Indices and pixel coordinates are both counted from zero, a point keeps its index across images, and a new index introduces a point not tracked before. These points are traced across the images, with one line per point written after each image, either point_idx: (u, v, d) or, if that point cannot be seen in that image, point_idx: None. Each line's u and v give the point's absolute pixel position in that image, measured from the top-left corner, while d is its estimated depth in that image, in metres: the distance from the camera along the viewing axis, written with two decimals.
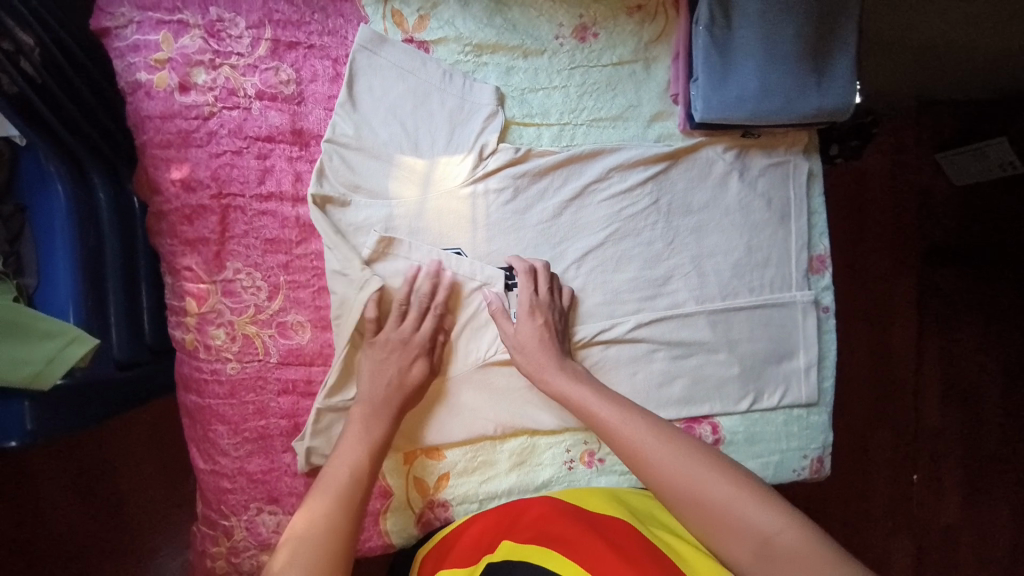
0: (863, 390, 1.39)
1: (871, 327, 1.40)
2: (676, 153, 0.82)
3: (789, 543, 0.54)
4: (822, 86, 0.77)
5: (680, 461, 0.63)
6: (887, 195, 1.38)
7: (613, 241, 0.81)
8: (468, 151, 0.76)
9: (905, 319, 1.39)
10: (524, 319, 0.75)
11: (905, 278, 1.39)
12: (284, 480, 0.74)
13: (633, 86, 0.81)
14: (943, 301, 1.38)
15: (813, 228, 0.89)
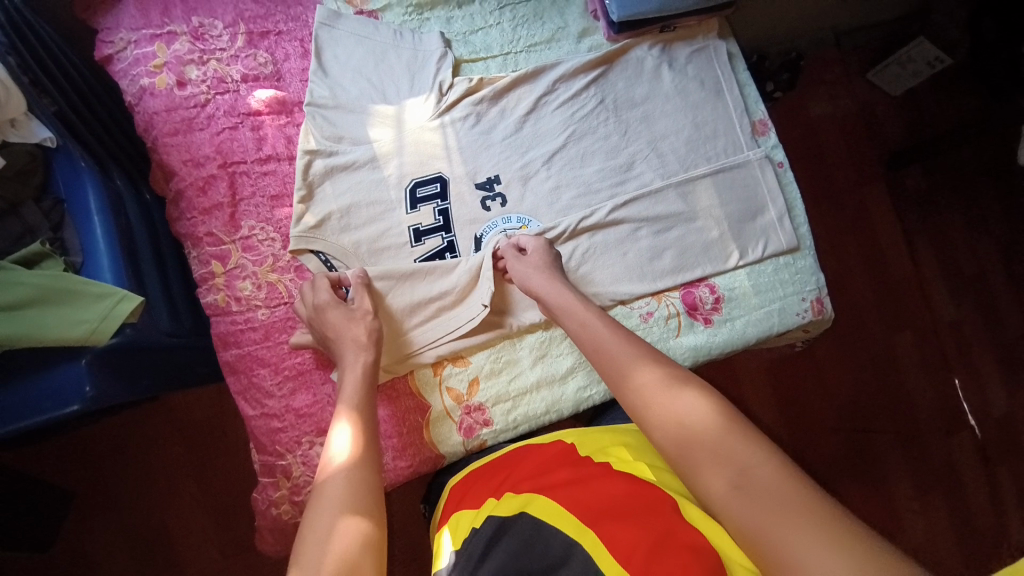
0: (859, 276, 1.52)
1: (848, 219, 1.56)
2: (607, 57, 0.93)
3: (766, 476, 0.49)
4: None
5: (671, 390, 0.59)
6: (820, 104, 1.63)
7: (574, 141, 0.91)
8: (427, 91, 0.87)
9: (872, 207, 1.57)
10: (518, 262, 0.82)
11: (877, 187, 1.58)
12: (329, 409, 0.78)
13: (557, 11, 0.94)
14: (899, 181, 1.58)
15: (747, 98, 0.99)
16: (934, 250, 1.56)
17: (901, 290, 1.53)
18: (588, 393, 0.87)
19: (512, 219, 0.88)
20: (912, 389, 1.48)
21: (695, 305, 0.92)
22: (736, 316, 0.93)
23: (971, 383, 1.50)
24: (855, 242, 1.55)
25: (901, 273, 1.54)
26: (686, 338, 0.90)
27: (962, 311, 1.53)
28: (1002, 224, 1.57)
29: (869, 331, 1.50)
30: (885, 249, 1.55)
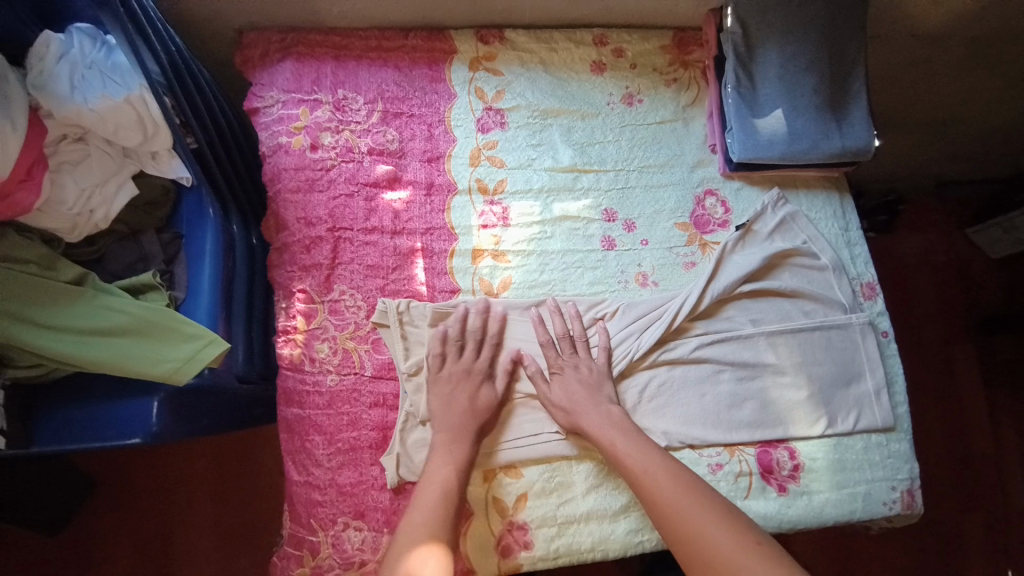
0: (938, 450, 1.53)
1: (931, 377, 1.60)
2: (712, 269, 0.89)
3: None
4: (843, 129, 0.90)
5: (713, 530, 0.65)
6: (908, 252, 1.69)
7: (668, 269, 0.90)
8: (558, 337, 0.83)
9: (957, 371, 1.60)
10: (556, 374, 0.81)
11: (966, 348, 1.62)
12: (371, 494, 0.76)
13: (676, 139, 0.95)
14: (990, 346, 1.62)
15: (855, 258, 0.95)
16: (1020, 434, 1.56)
17: (982, 468, 1.53)
18: (639, 538, 0.79)
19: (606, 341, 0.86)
20: None
21: (770, 468, 0.85)
22: (814, 489, 0.85)
23: None
24: (934, 401, 1.58)
25: (979, 450, 1.54)
26: (756, 502, 0.84)
27: None
28: None
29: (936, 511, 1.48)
30: (967, 424, 1.56)
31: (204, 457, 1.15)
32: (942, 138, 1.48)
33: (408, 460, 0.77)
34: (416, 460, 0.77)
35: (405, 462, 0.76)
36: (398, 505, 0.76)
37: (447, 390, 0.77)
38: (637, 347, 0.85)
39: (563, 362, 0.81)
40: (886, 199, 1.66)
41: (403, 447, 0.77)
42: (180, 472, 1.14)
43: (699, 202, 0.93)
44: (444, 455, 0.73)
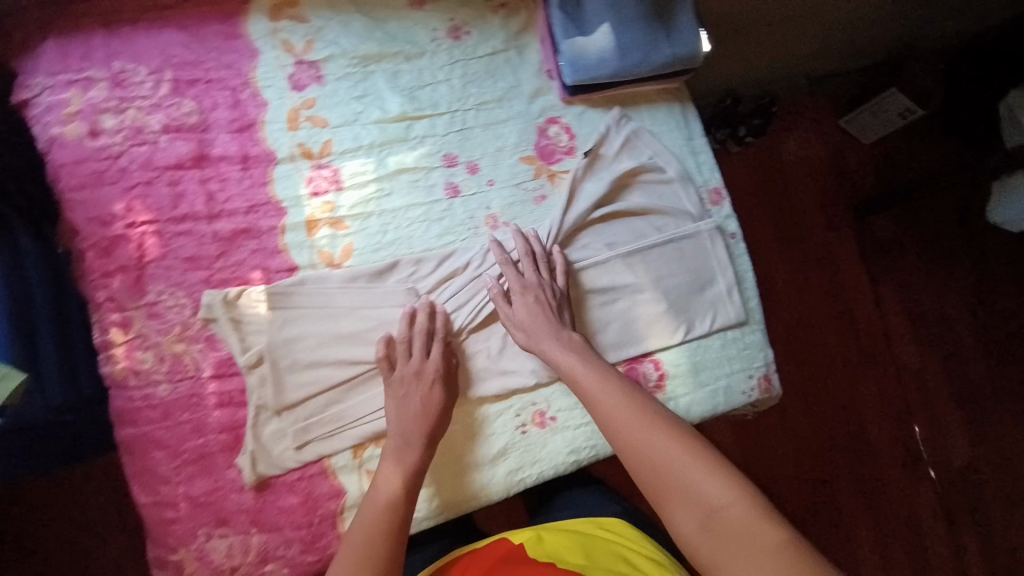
0: (830, 337, 1.76)
1: (810, 265, 1.79)
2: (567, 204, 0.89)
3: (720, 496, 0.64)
4: (672, 37, 0.87)
5: (653, 435, 0.69)
6: (792, 148, 1.85)
7: (518, 207, 0.88)
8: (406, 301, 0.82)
9: (838, 256, 1.81)
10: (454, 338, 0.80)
11: (848, 233, 1.83)
12: (230, 498, 0.76)
13: (511, 69, 0.90)
14: (869, 227, 1.83)
15: (700, 165, 0.97)
16: (899, 300, 1.80)
17: (867, 336, 1.77)
18: (523, 474, 0.85)
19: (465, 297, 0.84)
20: (874, 436, 1.71)
21: (638, 382, 0.90)
22: (680, 393, 0.91)
23: (931, 430, 1.73)
24: (820, 285, 1.78)
25: (868, 326, 1.78)
26: None
27: (921, 363, 1.77)
28: (957, 258, 1.83)
29: (837, 386, 1.73)
30: (852, 305, 1.79)
31: (103, 490, 1.12)
32: (800, 31, 1.55)
33: (265, 455, 0.77)
34: (275, 453, 0.77)
35: (262, 459, 0.77)
36: (263, 502, 0.77)
37: (399, 392, 0.77)
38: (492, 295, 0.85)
39: (455, 320, 0.80)
40: (759, 103, 1.75)
41: (259, 444, 0.77)
42: (82, 509, 1.11)
43: (542, 133, 0.90)
44: (397, 413, 0.77)
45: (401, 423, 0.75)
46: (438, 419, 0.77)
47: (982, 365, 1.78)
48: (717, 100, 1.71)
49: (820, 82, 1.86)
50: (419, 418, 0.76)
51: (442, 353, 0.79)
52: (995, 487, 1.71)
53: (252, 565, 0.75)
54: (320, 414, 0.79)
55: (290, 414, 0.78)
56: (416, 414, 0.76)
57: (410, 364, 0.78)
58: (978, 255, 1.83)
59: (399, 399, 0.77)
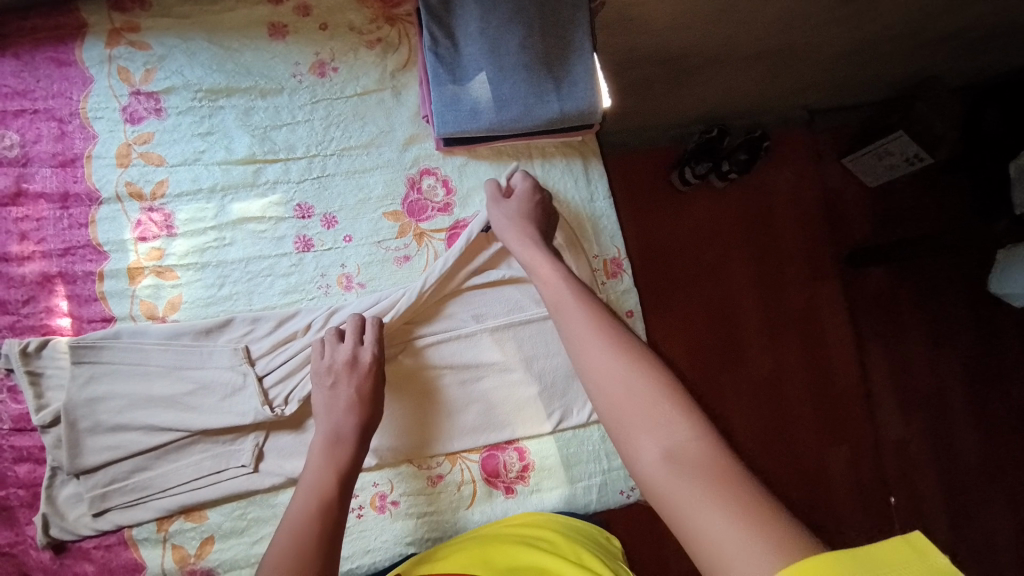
0: (802, 396, 1.61)
1: (791, 320, 1.64)
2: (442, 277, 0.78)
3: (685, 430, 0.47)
4: (562, 91, 0.77)
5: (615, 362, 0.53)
6: (784, 184, 1.70)
7: (379, 267, 0.80)
8: (231, 366, 0.73)
9: (822, 312, 1.66)
10: (347, 374, 0.70)
11: (835, 285, 1.67)
12: (32, 553, 0.70)
13: (383, 112, 0.81)
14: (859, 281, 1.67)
15: (600, 232, 0.86)
16: (886, 363, 1.65)
17: (843, 400, 1.62)
18: (351, 565, 0.76)
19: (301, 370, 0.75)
20: (840, 510, 1.55)
21: (496, 471, 0.80)
22: (545, 488, 0.81)
23: (910, 508, 1.58)
24: (799, 340, 1.64)
25: (842, 385, 1.63)
26: (480, 510, 0.79)
27: (903, 432, 1.62)
28: (959, 321, 1.65)
29: (804, 450, 1.58)
30: (830, 363, 1.64)
31: None
32: (792, 73, 1.31)
33: (59, 520, 0.71)
34: (70, 518, 0.71)
35: (56, 522, 0.70)
36: (60, 564, 0.71)
37: (329, 382, 0.70)
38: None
39: (335, 360, 0.71)
40: (749, 137, 1.51)
41: (54, 505, 0.71)
42: None
43: (413, 185, 0.81)
44: (331, 403, 0.69)
45: (335, 414, 0.68)
46: (374, 411, 0.70)
47: (977, 445, 1.61)
48: (704, 130, 1.50)
49: (820, 115, 1.66)
50: (352, 410, 0.69)
51: (376, 339, 0.73)
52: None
53: None
54: (124, 481, 0.72)
55: (90, 478, 0.71)
56: (350, 405, 0.69)
57: (343, 350, 0.72)
58: (984, 322, 1.64)
59: (326, 393, 0.70)
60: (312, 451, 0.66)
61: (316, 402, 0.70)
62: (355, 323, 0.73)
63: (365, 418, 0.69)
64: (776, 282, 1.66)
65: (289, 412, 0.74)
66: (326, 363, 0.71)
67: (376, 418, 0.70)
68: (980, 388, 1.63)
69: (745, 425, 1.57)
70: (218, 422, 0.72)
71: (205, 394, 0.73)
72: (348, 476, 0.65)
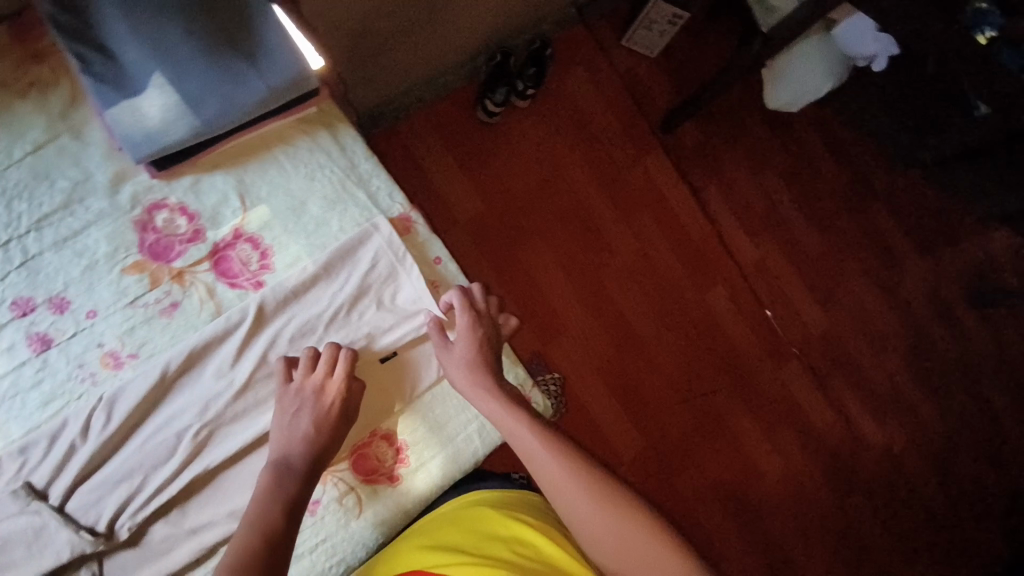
0: (668, 261, 1.67)
1: (637, 199, 1.68)
2: (219, 313, 0.72)
3: (597, 479, 0.68)
4: (260, 68, 0.70)
5: (596, 504, 0.66)
6: (582, 78, 1.68)
7: (144, 326, 0.69)
8: (21, 510, 0.62)
9: (661, 183, 1.70)
10: (313, 398, 0.68)
11: (659, 155, 1.71)
12: None
13: (69, 161, 0.69)
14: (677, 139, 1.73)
15: (376, 193, 0.81)
16: (725, 204, 1.74)
17: (704, 248, 1.70)
18: None
19: (105, 481, 0.64)
20: (736, 341, 1.68)
21: (372, 468, 0.77)
22: (429, 458, 0.79)
23: (786, 311, 1.73)
24: (649, 213, 1.68)
25: (698, 235, 1.70)
26: (372, 512, 0.76)
27: (762, 252, 1.74)
28: (770, 143, 1.79)
29: (689, 304, 1.67)
30: (679, 217, 1.70)
31: None
32: None
33: None
34: None
35: None
36: None
37: (290, 414, 0.68)
38: (206, 466, 0.67)
39: (301, 391, 0.68)
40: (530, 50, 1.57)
41: None
42: None
43: (145, 227, 0.71)
44: (286, 433, 0.68)
45: (291, 445, 0.67)
46: (332, 440, 0.68)
47: (816, 238, 1.79)
48: (488, 57, 1.54)
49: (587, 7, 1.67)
50: (307, 444, 0.67)
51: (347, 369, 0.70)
52: (852, 345, 1.76)
53: None
54: None
55: None
56: (308, 437, 0.67)
57: (311, 376, 0.69)
58: (785, 137, 1.80)
59: (289, 418, 0.68)
60: (258, 482, 0.65)
61: (274, 425, 0.68)
62: (331, 353, 0.70)
63: (319, 450, 0.68)
64: (608, 174, 1.67)
65: (120, 537, 0.64)
66: (295, 389, 0.69)
67: (334, 449, 0.69)
68: (804, 193, 1.80)
69: (633, 309, 1.62)
70: (31, 572, 0.61)
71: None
72: (293, 512, 0.63)
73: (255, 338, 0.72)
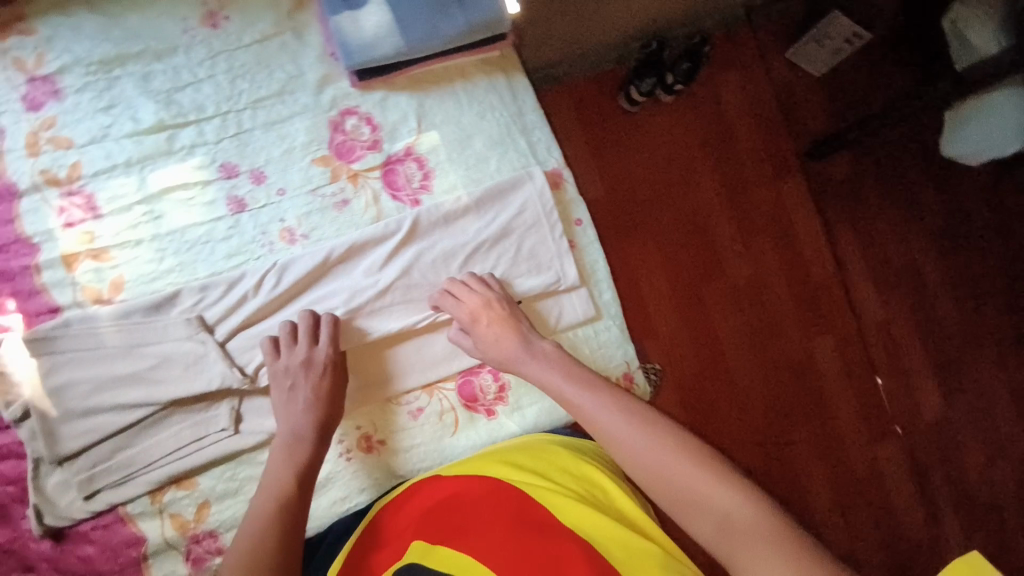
0: (780, 299, 1.51)
1: (757, 220, 1.54)
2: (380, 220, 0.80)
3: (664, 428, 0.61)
4: (466, 2, 0.74)
5: (663, 445, 0.59)
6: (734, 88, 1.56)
7: (318, 214, 0.79)
8: (189, 337, 0.73)
9: (791, 211, 1.55)
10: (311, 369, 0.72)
11: (796, 181, 1.56)
12: (31, 547, 0.72)
13: (288, 56, 0.79)
14: (822, 170, 1.57)
15: (535, 145, 0.87)
16: (859, 252, 1.56)
17: (820, 291, 1.54)
18: (349, 503, 0.79)
19: (268, 335, 0.75)
20: (834, 400, 1.51)
21: (474, 396, 0.83)
22: (526, 404, 0.84)
23: (896, 382, 1.54)
24: (770, 239, 1.54)
25: (818, 274, 1.54)
26: (464, 436, 0.82)
27: (887, 312, 1.56)
28: (931, 197, 1.58)
29: (790, 347, 1.51)
30: (803, 252, 1.54)
31: None
32: None
33: (52, 508, 0.72)
34: (62, 505, 0.72)
35: (48, 510, 0.72)
36: (62, 551, 0.72)
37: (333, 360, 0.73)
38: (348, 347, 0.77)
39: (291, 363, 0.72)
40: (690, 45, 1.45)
41: (43, 496, 0.72)
42: None
43: (337, 127, 0.80)
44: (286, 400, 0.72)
45: (294, 416, 0.71)
46: (330, 409, 0.72)
47: (951, 314, 1.56)
48: (641, 42, 1.42)
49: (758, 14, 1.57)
50: (309, 412, 0.71)
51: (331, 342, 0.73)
52: (962, 436, 1.53)
53: None
54: (111, 460, 0.73)
55: (77, 464, 0.72)
56: (309, 406, 0.71)
57: (295, 354, 0.72)
58: (952, 194, 1.58)
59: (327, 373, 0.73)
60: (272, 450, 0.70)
61: (277, 401, 0.72)
62: (309, 324, 0.73)
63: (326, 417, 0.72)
64: (738, 189, 1.53)
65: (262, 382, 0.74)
66: (284, 365, 0.72)
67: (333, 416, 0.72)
68: (955, 263, 1.57)
69: (728, 331, 1.49)
70: (188, 389, 0.72)
71: (173, 371, 0.72)
72: (305, 479, 0.68)
73: (405, 248, 0.80)
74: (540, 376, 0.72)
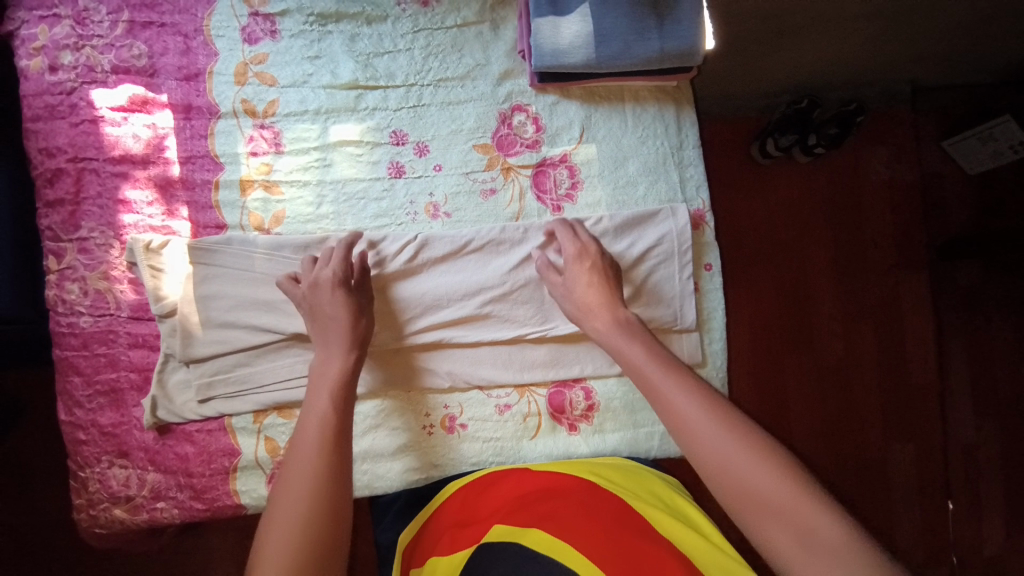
0: (867, 396, 1.39)
1: (865, 306, 1.39)
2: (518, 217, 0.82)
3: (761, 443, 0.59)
4: (664, 28, 0.75)
5: (761, 462, 0.57)
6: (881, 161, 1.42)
7: (465, 198, 0.82)
8: None
9: (905, 308, 1.40)
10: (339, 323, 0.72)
11: (920, 278, 1.41)
12: (133, 434, 0.77)
13: (480, 45, 0.82)
14: (949, 274, 1.42)
15: (686, 181, 0.85)
16: (967, 369, 1.42)
17: (914, 398, 1.39)
18: (421, 475, 0.80)
19: (393, 299, 0.79)
20: (898, 516, 1.38)
21: (561, 408, 0.83)
22: (608, 429, 0.83)
23: (965, 513, 1.39)
24: (873, 323, 1.40)
25: (918, 379, 1.40)
26: (542, 443, 0.82)
27: (980, 440, 1.41)
28: None
29: (863, 448, 1.38)
30: (907, 351, 1.40)
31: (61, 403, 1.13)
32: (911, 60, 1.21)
33: (167, 403, 0.77)
34: (177, 402, 0.78)
35: (163, 405, 0.77)
36: (162, 445, 0.78)
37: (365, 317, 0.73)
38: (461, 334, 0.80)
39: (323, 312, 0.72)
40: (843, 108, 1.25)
41: (163, 390, 0.78)
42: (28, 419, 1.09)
43: (505, 120, 0.82)
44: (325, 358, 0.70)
45: (326, 381, 0.68)
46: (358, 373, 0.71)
47: None
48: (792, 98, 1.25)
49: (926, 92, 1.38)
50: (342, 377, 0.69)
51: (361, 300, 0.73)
52: None
53: (145, 499, 0.77)
54: (229, 373, 0.78)
55: (201, 368, 0.78)
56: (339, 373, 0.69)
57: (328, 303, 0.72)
58: None
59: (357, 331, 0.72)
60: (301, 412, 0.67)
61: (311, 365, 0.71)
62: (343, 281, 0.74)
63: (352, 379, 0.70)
64: (848, 270, 1.40)
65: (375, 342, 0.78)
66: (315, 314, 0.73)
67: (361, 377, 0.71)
68: None
69: (803, 409, 1.37)
70: None
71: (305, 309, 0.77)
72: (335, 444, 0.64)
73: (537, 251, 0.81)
74: (614, 341, 0.72)
